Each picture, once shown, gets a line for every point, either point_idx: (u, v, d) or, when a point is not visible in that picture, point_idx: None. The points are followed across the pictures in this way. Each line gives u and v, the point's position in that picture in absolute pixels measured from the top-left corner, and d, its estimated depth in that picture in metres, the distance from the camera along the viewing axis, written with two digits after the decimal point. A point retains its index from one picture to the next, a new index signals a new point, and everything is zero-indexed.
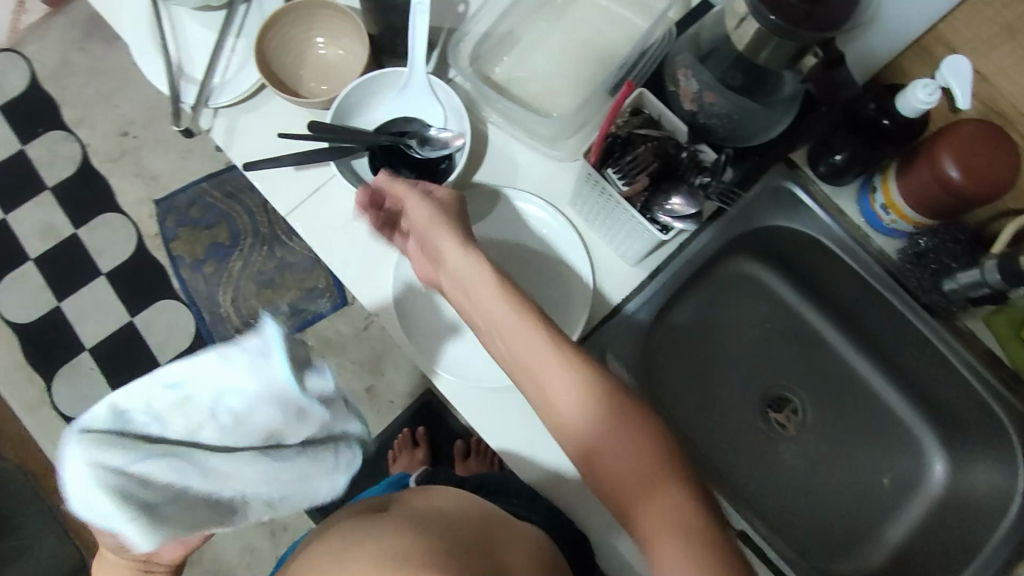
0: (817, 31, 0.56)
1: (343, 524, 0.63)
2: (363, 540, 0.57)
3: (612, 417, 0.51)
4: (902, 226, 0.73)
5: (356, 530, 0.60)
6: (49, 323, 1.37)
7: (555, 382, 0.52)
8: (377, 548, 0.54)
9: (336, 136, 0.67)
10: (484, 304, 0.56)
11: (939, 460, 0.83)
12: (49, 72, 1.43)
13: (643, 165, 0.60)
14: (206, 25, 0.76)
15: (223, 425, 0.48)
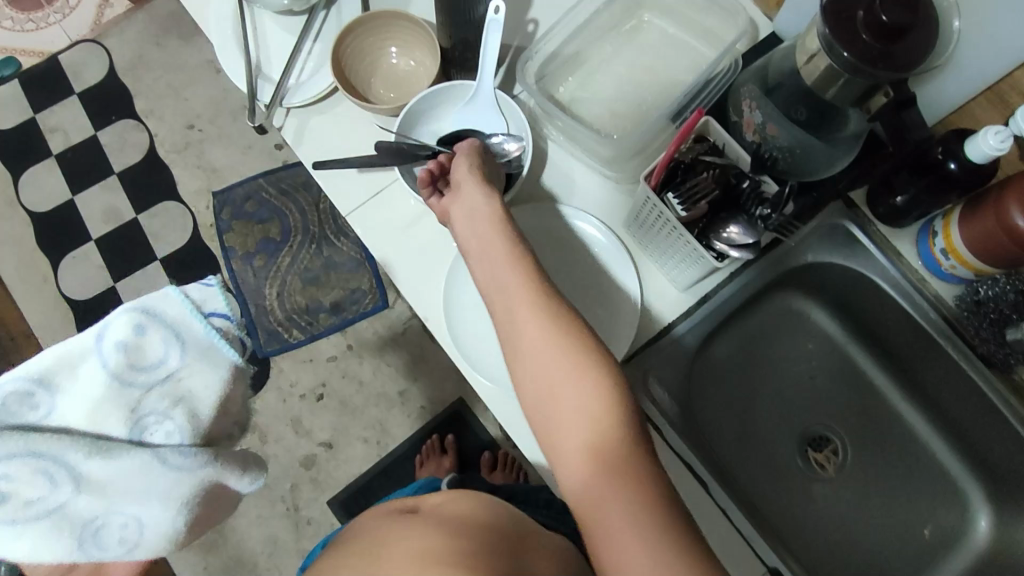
0: (890, 71, 0.56)
1: (381, 523, 0.64)
2: (403, 543, 0.58)
3: (571, 352, 0.53)
4: (961, 272, 0.71)
5: (396, 530, 0.61)
6: (103, 301, 1.43)
7: (512, 292, 0.57)
8: (416, 555, 0.55)
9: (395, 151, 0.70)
10: (476, 227, 0.63)
11: (985, 516, 0.80)
12: (126, 63, 1.50)
13: (703, 193, 0.61)
14: (286, 28, 0.79)
15: (117, 371, 0.56)
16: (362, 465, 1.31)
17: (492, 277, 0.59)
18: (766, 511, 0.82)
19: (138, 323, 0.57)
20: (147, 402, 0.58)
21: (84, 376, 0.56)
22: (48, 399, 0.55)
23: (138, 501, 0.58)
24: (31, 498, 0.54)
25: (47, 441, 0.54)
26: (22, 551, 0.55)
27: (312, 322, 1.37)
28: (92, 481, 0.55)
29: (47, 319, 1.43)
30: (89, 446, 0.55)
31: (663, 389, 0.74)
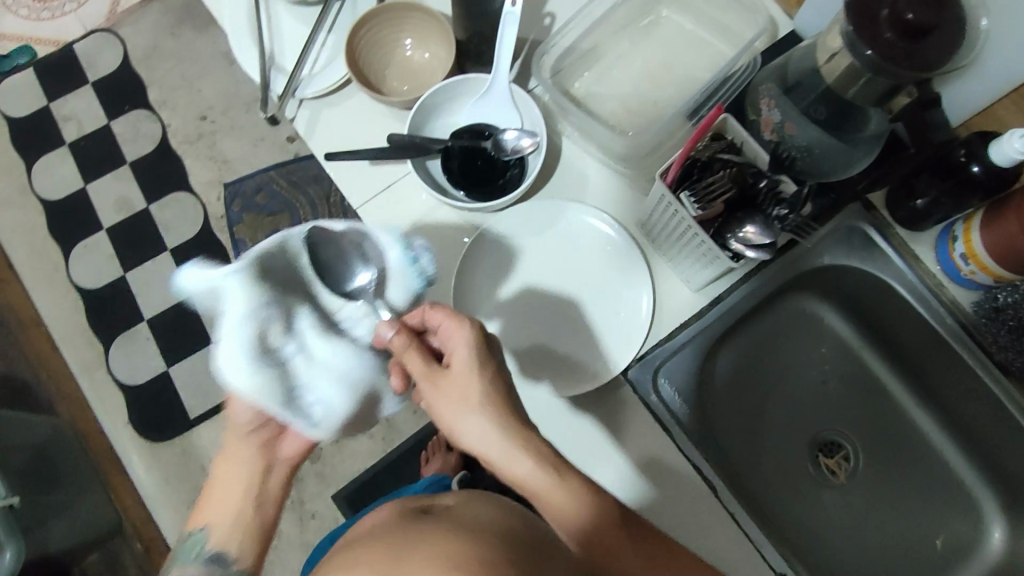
0: (915, 70, 0.55)
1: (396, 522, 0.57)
2: (427, 547, 0.49)
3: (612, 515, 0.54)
4: (981, 278, 0.70)
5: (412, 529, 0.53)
6: (114, 291, 1.44)
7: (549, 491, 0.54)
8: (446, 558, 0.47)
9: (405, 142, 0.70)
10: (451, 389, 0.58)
11: (999, 526, 0.78)
12: (140, 53, 1.50)
13: (719, 191, 0.60)
14: (300, 18, 0.78)
15: (333, 272, 0.65)
16: (368, 460, 1.31)
17: (516, 462, 0.55)
18: (777, 517, 0.80)
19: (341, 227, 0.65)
20: (347, 308, 0.65)
21: (303, 256, 0.64)
22: (276, 268, 0.63)
23: (332, 381, 0.62)
24: (277, 350, 0.62)
25: (262, 301, 0.61)
26: (240, 386, 0.61)
27: None
28: (315, 348, 0.63)
29: (57, 307, 1.44)
30: (318, 325, 0.64)
31: (673, 389, 0.73)
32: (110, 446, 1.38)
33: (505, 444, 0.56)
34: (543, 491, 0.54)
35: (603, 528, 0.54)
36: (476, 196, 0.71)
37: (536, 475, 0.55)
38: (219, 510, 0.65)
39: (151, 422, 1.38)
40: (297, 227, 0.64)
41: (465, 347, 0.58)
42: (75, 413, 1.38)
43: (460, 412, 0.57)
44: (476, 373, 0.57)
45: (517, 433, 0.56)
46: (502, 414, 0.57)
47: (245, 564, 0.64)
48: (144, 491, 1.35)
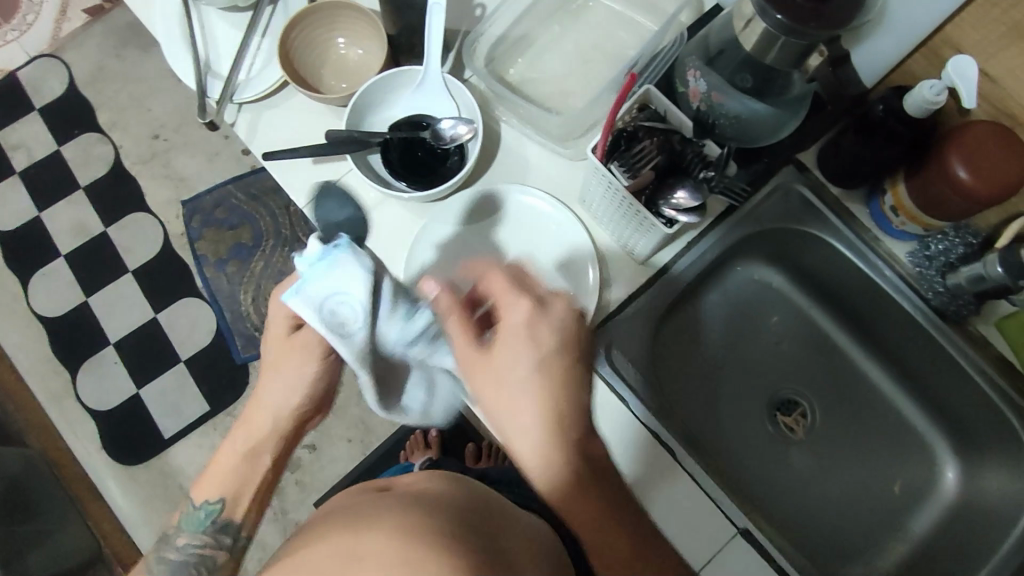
0: (824, 29, 0.57)
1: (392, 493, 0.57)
2: (387, 537, 0.48)
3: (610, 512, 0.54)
4: (911, 228, 0.73)
5: (372, 508, 0.53)
6: (76, 318, 1.42)
7: (552, 473, 0.52)
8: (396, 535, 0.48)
9: (342, 138, 0.70)
10: (505, 360, 0.52)
11: (952, 466, 0.82)
12: (86, 76, 1.49)
13: (648, 158, 0.62)
14: (234, 25, 0.79)
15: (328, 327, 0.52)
16: (348, 465, 1.32)
17: (528, 450, 0.52)
18: (738, 475, 0.83)
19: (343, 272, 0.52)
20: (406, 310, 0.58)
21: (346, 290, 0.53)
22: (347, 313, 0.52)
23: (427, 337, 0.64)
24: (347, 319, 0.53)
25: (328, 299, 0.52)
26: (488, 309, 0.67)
27: None
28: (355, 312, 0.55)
29: (21, 338, 1.42)
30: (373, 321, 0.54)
31: (626, 359, 0.75)
32: (85, 474, 1.36)
33: (537, 435, 0.51)
34: (544, 481, 0.52)
35: (588, 518, 0.53)
36: (418, 186, 0.73)
37: (551, 465, 0.52)
38: (231, 484, 0.63)
39: (124, 446, 1.37)
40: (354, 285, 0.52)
41: (516, 324, 0.52)
42: (46, 443, 1.37)
43: (478, 376, 0.53)
44: (511, 349, 0.52)
45: (542, 412, 0.51)
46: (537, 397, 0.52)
47: (248, 526, 0.65)
48: (122, 515, 1.34)
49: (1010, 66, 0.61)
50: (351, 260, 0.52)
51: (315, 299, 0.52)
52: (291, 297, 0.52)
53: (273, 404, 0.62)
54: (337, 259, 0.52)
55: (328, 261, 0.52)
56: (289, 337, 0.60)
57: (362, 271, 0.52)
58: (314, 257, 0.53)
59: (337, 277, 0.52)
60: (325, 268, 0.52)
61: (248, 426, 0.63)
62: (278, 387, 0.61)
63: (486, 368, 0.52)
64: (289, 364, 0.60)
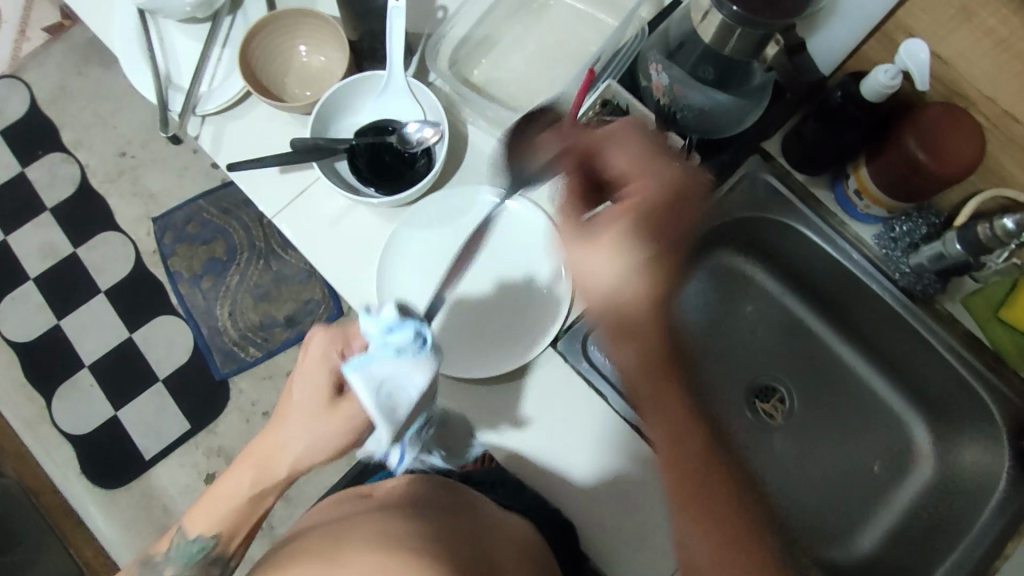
0: (778, 19, 0.59)
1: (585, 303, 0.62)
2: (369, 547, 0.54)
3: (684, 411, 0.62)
4: (875, 211, 0.75)
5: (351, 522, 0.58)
6: (49, 341, 1.40)
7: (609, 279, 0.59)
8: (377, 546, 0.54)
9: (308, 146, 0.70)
10: (607, 217, 0.58)
11: (928, 443, 0.83)
12: (48, 96, 1.46)
13: (612, 152, 0.62)
14: (193, 36, 0.78)
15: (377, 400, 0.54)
16: (334, 476, 1.31)
17: (633, 316, 0.58)
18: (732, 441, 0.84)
19: (406, 350, 0.55)
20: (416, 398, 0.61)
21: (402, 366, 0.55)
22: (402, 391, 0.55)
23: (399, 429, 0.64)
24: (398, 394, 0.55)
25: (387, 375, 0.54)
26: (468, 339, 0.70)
27: (269, 337, 1.36)
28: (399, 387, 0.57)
29: None
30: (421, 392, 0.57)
31: (602, 354, 0.74)
32: (64, 499, 1.34)
33: (633, 268, 0.58)
34: (647, 355, 0.59)
35: (651, 380, 0.60)
36: (387, 191, 0.72)
37: (629, 342, 0.59)
38: (228, 522, 0.64)
39: (104, 469, 1.35)
40: (413, 364, 0.55)
41: (647, 196, 0.57)
42: (23, 470, 1.34)
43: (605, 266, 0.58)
44: (634, 224, 0.57)
45: (642, 295, 0.58)
46: (654, 292, 0.58)
47: (237, 556, 0.66)
48: (104, 540, 1.31)
49: (960, 47, 0.62)
50: (421, 353, 0.56)
51: (381, 378, 0.54)
52: (357, 371, 0.54)
53: (291, 458, 0.60)
54: (410, 352, 0.55)
55: (398, 348, 0.55)
56: (332, 403, 0.58)
57: (428, 365, 0.56)
58: (387, 337, 0.55)
59: (407, 365, 0.55)
60: (396, 353, 0.54)
61: (263, 470, 0.62)
62: (303, 444, 0.59)
63: (614, 227, 0.58)
64: (318, 430, 0.58)
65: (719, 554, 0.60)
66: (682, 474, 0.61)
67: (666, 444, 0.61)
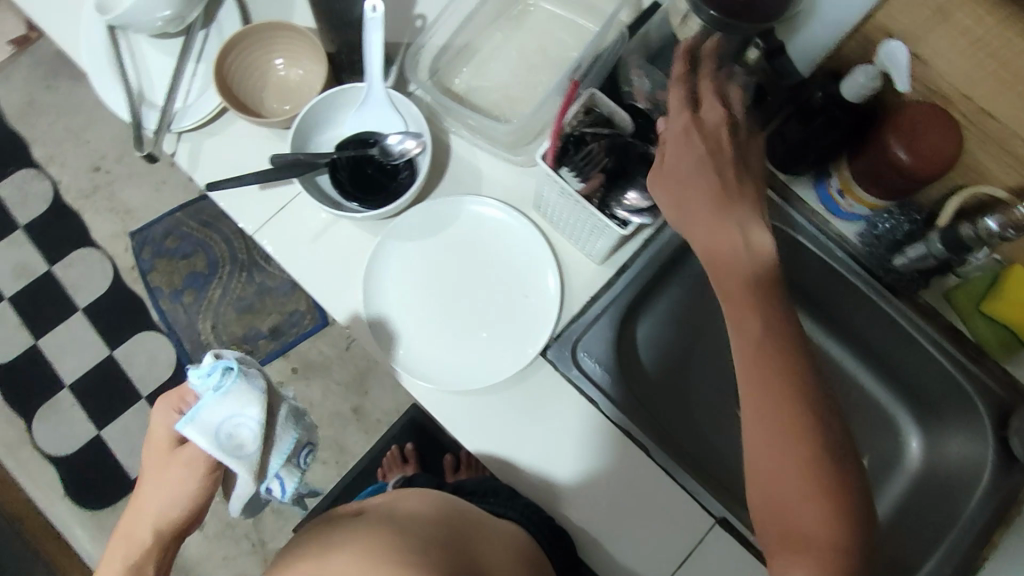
0: (756, 23, 0.59)
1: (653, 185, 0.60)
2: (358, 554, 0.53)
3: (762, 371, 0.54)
4: (857, 209, 0.75)
5: (334, 535, 0.57)
6: (28, 362, 1.37)
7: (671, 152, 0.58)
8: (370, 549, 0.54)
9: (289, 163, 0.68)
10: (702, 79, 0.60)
11: (915, 436, 0.85)
12: (17, 111, 1.43)
13: (596, 161, 0.62)
14: (166, 52, 0.76)
15: (222, 451, 0.49)
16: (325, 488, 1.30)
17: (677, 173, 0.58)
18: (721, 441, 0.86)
19: (230, 389, 0.48)
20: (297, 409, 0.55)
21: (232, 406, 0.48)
22: (242, 433, 0.49)
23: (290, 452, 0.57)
24: (243, 438, 0.49)
25: (217, 422, 0.48)
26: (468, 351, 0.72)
27: (253, 350, 1.34)
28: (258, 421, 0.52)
29: None
30: (278, 421, 0.51)
31: (594, 362, 0.73)
32: (49, 523, 1.31)
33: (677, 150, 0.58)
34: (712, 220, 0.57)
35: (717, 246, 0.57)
36: (371, 205, 0.72)
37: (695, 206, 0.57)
38: None
39: (89, 490, 1.32)
40: (241, 398, 0.48)
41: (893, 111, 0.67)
42: (6, 495, 1.31)
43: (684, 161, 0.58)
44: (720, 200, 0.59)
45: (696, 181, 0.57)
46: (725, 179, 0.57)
47: None
48: (91, 563, 1.29)
49: (937, 46, 0.60)
50: (243, 387, 0.49)
51: (211, 424, 0.48)
52: (186, 426, 0.48)
53: (154, 515, 0.56)
54: (231, 391, 0.48)
55: (217, 389, 0.48)
56: (171, 454, 0.55)
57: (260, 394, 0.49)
58: (205, 379, 0.49)
59: (230, 401, 0.48)
60: (216, 396, 0.48)
61: (128, 543, 0.57)
62: (161, 499, 0.55)
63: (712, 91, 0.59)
64: (169, 476, 0.55)
65: (779, 447, 0.52)
66: (752, 401, 0.54)
67: (743, 346, 0.56)
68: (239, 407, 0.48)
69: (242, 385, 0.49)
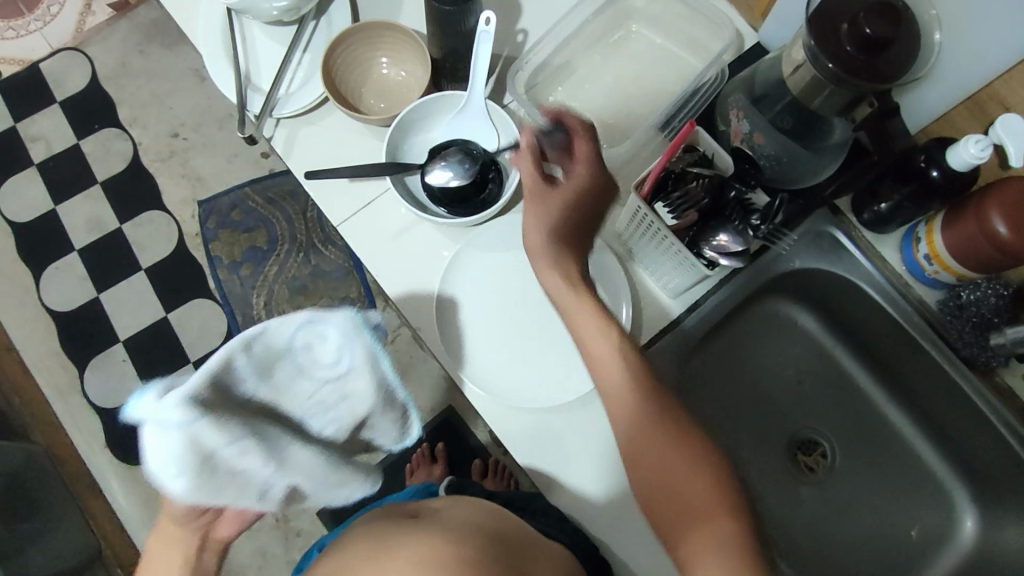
0: (874, 82, 0.57)
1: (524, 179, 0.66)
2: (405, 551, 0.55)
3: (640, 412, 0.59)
4: (944, 277, 0.73)
5: (396, 526, 0.62)
6: (87, 313, 1.42)
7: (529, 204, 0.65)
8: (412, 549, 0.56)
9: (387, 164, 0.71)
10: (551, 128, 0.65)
11: (971, 515, 0.81)
12: (109, 72, 1.48)
13: (693, 201, 0.62)
14: (276, 39, 0.79)
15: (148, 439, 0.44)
16: None
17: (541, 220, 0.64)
18: (763, 490, 0.86)
19: (183, 392, 0.44)
20: (323, 390, 0.53)
21: (181, 419, 0.44)
22: (207, 467, 0.47)
23: (338, 421, 0.56)
24: (169, 445, 0.44)
25: (152, 431, 0.44)
26: (527, 375, 0.72)
27: None
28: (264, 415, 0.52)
29: (28, 331, 1.41)
30: (262, 439, 0.49)
31: None
32: (87, 472, 1.35)
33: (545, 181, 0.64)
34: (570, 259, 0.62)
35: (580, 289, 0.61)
36: (457, 212, 0.72)
37: (570, 237, 0.63)
38: None
39: (130, 445, 1.36)
40: (197, 419, 0.44)
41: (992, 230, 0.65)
42: (49, 438, 1.35)
43: (533, 232, 0.64)
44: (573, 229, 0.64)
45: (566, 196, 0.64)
46: (582, 200, 0.64)
47: None
48: (122, 516, 1.33)
49: None
50: (157, 413, 0.43)
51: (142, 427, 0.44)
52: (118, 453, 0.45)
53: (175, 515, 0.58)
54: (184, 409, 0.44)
55: (137, 413, 0.44)
56: None
57: (179, 425, 0.44)
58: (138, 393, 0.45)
59: (161, 413, 0.44)
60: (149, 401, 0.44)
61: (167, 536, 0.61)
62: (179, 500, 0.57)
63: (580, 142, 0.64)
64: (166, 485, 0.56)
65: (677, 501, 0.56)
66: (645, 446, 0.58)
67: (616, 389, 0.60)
68: (191, 428, 0.44)
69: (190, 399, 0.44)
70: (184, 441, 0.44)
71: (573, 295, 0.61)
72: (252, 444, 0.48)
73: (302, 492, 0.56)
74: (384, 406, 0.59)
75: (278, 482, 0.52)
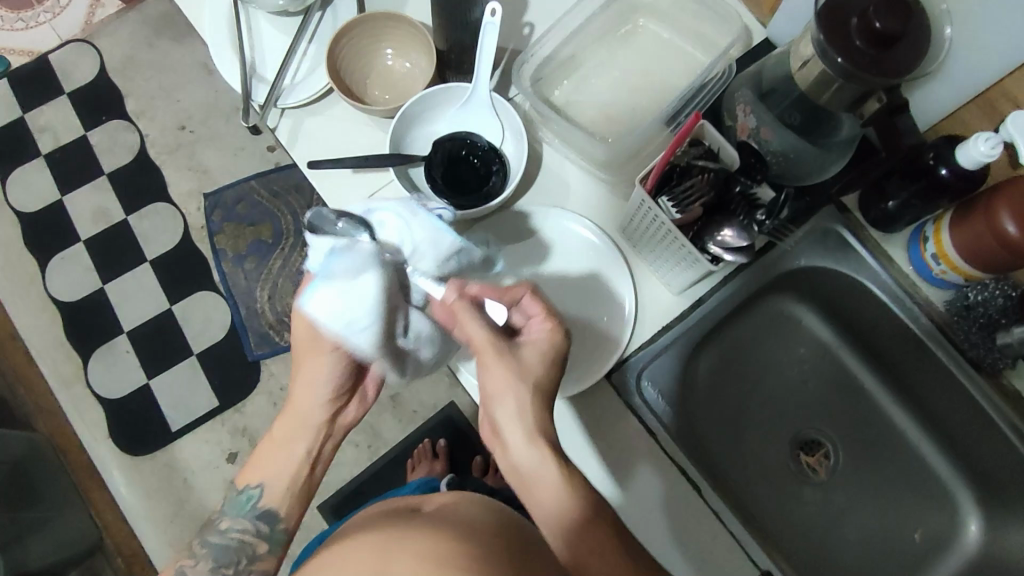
0: (884, 77, 0.57)
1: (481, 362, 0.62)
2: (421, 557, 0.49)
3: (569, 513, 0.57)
4: (952, 278, 0.72)
5: (402, 528, 0.55)
6: (91, 304, 1.42)
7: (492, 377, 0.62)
8: (431, 555, 0.49)
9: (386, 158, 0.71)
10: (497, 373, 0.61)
11: (975, 519, 0.80)
12: (117, 63, 1.49)
13: (698, 194, 0.62)
14: (282, 29, 0.79)
15: (337, 299, 0.58)
16: (354, 471, 1.29)
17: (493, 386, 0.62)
18: (766, 490, 0.85)
19: (368, 257, 0.58)
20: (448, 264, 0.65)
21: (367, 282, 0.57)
22: (376, 326, 0.59)
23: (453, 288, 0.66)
24: (363, 302, 0.57)
25: (341, 292, 0.58)
26: None
27: None
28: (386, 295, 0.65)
29: (33, 321, 1.42)
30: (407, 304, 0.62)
31: (656, 391, 0.75)
32: (90, 461, 1.36)
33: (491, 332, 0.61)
34: (514, 387, 0.60)
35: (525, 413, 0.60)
36: (458, 204, 0.72)
37: (513, 391, 0.60)
38: (274, 474, 0.68)
39: (133, 436, 1.36)
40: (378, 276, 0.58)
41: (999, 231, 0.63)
42: (53, 428, 1.36)
43: (515, 426, 0.60)
44: (520, 369, 0.60)
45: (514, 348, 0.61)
46: (529, 354, 0.62)
47: (287, 522, 0.68)
48: (124, 506, 1.33)
49: None
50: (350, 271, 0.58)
51: (337, 292, 0.58)
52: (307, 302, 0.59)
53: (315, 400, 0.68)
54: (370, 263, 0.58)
55: (327, 278, 0.58)
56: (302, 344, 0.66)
57: (370, 273, 0.57)
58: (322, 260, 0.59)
59: (354, 272, 0.58)
60: (336, 268, 0.58)
61: (286, 428, 0.69)
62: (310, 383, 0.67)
63: (536, 338, 0.62)
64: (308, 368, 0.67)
65: None
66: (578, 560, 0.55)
67: (547, 514, 0.58)
68: (377, 285, 0.57)
69: (374, 258, 0.59)
70: (375, 299, 0.58)
71: (515, 407, 0.60)
72: (435, 309, 0.61)
73: (426, 360, 0.66)
74: (483, 273, 0.69)
75: (419, 344, 0.64)
